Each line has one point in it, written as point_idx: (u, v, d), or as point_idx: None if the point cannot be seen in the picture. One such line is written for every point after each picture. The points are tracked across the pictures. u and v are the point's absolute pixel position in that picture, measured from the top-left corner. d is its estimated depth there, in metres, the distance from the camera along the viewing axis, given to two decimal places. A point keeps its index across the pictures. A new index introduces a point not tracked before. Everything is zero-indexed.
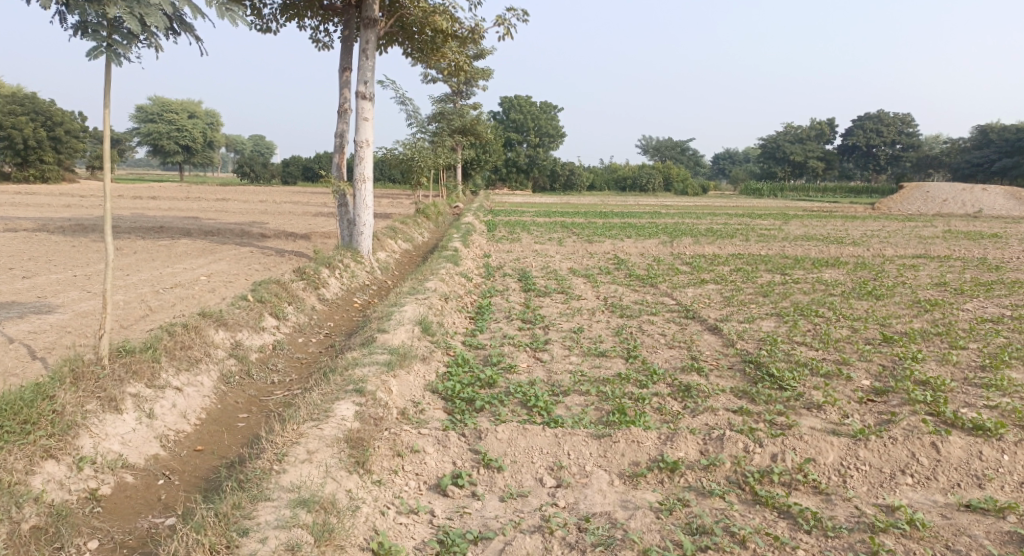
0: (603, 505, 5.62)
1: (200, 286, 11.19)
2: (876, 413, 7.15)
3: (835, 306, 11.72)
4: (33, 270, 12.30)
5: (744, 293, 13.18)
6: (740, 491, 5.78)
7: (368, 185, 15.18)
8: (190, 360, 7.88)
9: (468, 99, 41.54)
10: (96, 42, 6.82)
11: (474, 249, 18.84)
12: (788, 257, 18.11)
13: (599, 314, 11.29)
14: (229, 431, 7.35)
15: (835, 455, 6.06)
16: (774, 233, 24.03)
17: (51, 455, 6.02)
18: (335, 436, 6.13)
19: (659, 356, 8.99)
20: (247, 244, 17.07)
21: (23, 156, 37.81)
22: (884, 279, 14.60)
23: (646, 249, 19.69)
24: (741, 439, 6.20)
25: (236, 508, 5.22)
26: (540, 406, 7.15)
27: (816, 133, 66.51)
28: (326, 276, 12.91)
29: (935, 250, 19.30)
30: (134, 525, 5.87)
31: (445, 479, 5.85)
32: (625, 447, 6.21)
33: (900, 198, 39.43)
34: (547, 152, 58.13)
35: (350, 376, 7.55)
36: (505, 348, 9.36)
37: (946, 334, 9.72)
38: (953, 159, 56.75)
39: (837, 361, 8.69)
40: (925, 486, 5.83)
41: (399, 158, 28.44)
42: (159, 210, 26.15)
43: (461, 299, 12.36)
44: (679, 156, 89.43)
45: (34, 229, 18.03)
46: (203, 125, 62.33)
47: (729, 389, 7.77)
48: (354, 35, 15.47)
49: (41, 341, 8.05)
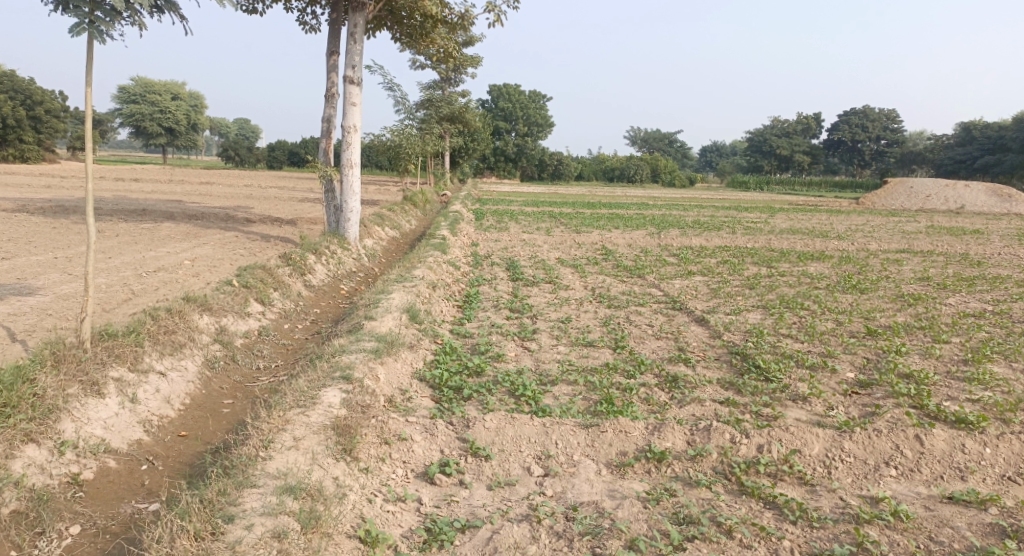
0: (590, 494, 5.62)
1: (184, 271, 11.08)
2: (861, 405, 7.20)
3: (821, 298, 11.79)
4: (13, 252, 12.13)
5: (731, 285, 13.23)
6: (726, 482, 5.80)
7: (355, 171, 15.07)
8: (175, 345, 7.80)
9: (456, 86, 41.33)
10: (78, 19, 6.71)
11: (462, 237, 18.79)
12: (774, 250, 18.19)
13: (586, 304, 11.30)
14: (213, 417, 7.30)
15: (820, 447, 6.11)
16: (760, 226, 24.15)
17: (32, 439, 5.95)
18: (321, 423, 6.09)
19: (646, 347, 9.01)
20: (232, 228, 16.92)
21: (3, 136, 37.29)
22: (869, 273, 14.70)
23: (634, 240, 19.70)
24: (727, 430, 6.23)
25: (222, 494, 5.17)
26: (528, 395, 7.14)
27: (802, 126, 66.79)
28: (313, 262, 12.83)
29: (919, 245, 19.44)
30: (117, 510, 5.82)
31: (432, 467, 5.84)
32: (612, 437, 6.24)
33: (885, 192, 39.67)
34: (534, 142, 58.00)
35: (337, 362, 7.52)
36: (492, 337, 9.35)
37: (930, 328, 9.80)
38: (937, 155, 57.16)
39: (822, 354, 8.74)
40: (908, 478, 5.88)
41: (387, 144, 28.29)
42: (143, 193, 25.88)
43: (449, 287, 12.33)
44: (667, 148, 89.53)
45: (15, 210, 17.78)
46: (187, 108, 61.70)
47: (716, 380, 7.80)
48: (342, 18, 15.35)
49: (22, 323, 7.94)
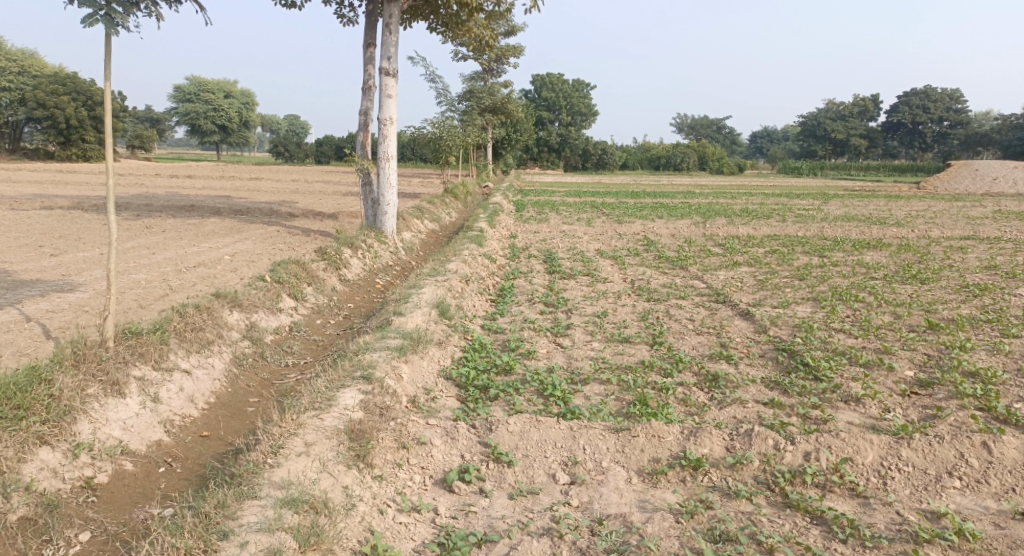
0: (619, 505, 5.24)
1: (222, 266, 10.96)
2: (920, 407, 6.71)
3: (877, 290, 11.14)
4: (61, 248, 12.14)
5: (780, 276, 12.62)
6: (769, 493, 5.35)
7: (392, 163, 14.79)
8: (202, 342, 7.61)
9: (499, 77, 40.97)
10: (93, 11, 6.45)
11: (501, 229, 18.45)
12: (828, 238, 17.41)
13: (625, 298, 10.85)
14: (237, 416, 7.07)
15: (874, 455, 5.58)
16: (812, 213, 23.27)
17: (46, 442, 5.78)
18: (335, 427, 5.82)
19: (686, 343, 8.54)
20: (275, 223, 16.84)
21: (66, 135, 38.23)
22: (931, 262, 13.90)
23: (678, 229, 19.10)
24: (771, 436, 5.75)
25: (221, 507, 4.94)
26: (557, 396, 6.77)
27: (859, 109, 64.70)
28: (349, 255, 12.62)
29: (984, 231, 18.47)
30: (130, 517, 5.62)
31: (450, 474, 5.52)
32: (645, 442, 5.82)
33: (948, 176, 38.08)
34: (579, 131, 57.42)
35: (359, 361, 7.23)
36: (525, 333, 8.99)
37: (997, 321, 9.14)
38: (1004, 138, 54.82)
39: (878, 350, 8.18)
40: (974, 490, 5.34)
41: (428, 137, 28.07)
42: (194, 189, 26.06)
43: (483, 280, 11.99)
44: (715, 134, 87.57)
45: (69, 207, 17.97)
46: (239, 104, 62.43)
47: (760, 379, 7.32)
48: (378, 9, 15.12)
49: (57, 320, 7.83)
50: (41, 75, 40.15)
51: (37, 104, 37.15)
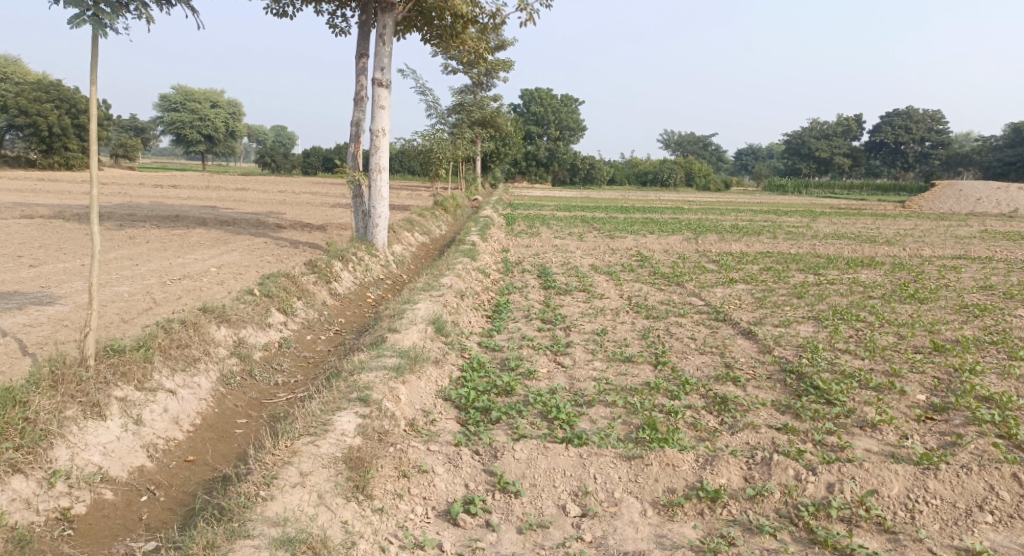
0: (636, 541, 4.98)
1: (208, 278, 10.59)
2: (937, 434, 6.47)
3: (877, 310, 10.93)
4: (41, 259, 11.72)
5: (777, 294, 12.42)
6: (793, 529, 5.09)
7: (384, 175, 14.47)
8: (188, 360, 7.25)
9: (488, 91, 40.80)
10: (80, 10, 6.12)
11: (493, 243, 18.16)
12: (821, 256, 17.23)
13: (623, 315, 10.57)
14: (225, 439, 6.71)
15: (901, 487, 5.32)
16: (802, 230, 23.19)
17: (19, 470, 5.40)
18: (332, 455, 5.50)
19: (690, 363, 8.27)
20: (262, 235, 16.46)
21: (48, 143, 37.60)
22: (926, 281, 13.73)
23: (671, 245, 18.90)
24: (791, 466, 5.49)
25: (210, 548, 4.62)
26: (562, 419, 6.47)
27: (843, 128, 65.14)
28: (339, 269, 12.28)
29: (974, 250, 18.40)
30: (109, 551, 5.27)
31: (455, 505, 5.22)
32: (658, 471, 5.53)
33: (932, 195, 38.18)
34: (567, 146, 57.43)
35: (355, 382, 6.88)
36: (524, 351, 8.68)
37: (1003, 343, 8.93)
38: (986, 158, 55.42)
39: (887, 373, 7.94)
40: (1009, 526, 5.09)
41: (418, 149, 27.79)
42: (178, 199, 25.55)
43: (478, 296, 11.70)
44: (702, 151, 88.07)
45: (50, 216, 17.49)
46: (226, 114, 61.95)
47: (770, 402, 7.05)
48: (371, 19, 14.83)
49: (35, 335, 7.45)
50: (24, 82, 39.56)
51: (19, 111, 36.62)
